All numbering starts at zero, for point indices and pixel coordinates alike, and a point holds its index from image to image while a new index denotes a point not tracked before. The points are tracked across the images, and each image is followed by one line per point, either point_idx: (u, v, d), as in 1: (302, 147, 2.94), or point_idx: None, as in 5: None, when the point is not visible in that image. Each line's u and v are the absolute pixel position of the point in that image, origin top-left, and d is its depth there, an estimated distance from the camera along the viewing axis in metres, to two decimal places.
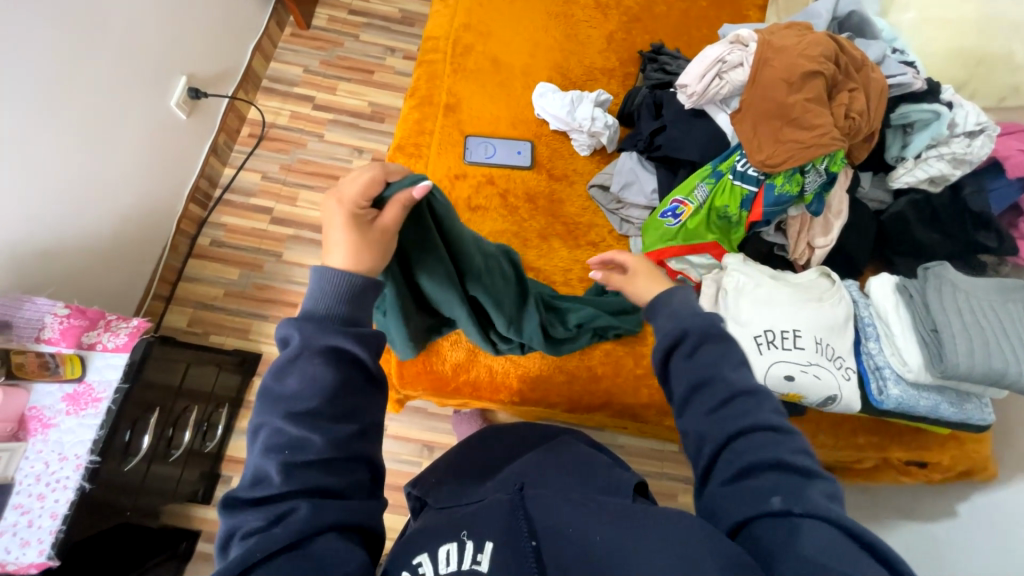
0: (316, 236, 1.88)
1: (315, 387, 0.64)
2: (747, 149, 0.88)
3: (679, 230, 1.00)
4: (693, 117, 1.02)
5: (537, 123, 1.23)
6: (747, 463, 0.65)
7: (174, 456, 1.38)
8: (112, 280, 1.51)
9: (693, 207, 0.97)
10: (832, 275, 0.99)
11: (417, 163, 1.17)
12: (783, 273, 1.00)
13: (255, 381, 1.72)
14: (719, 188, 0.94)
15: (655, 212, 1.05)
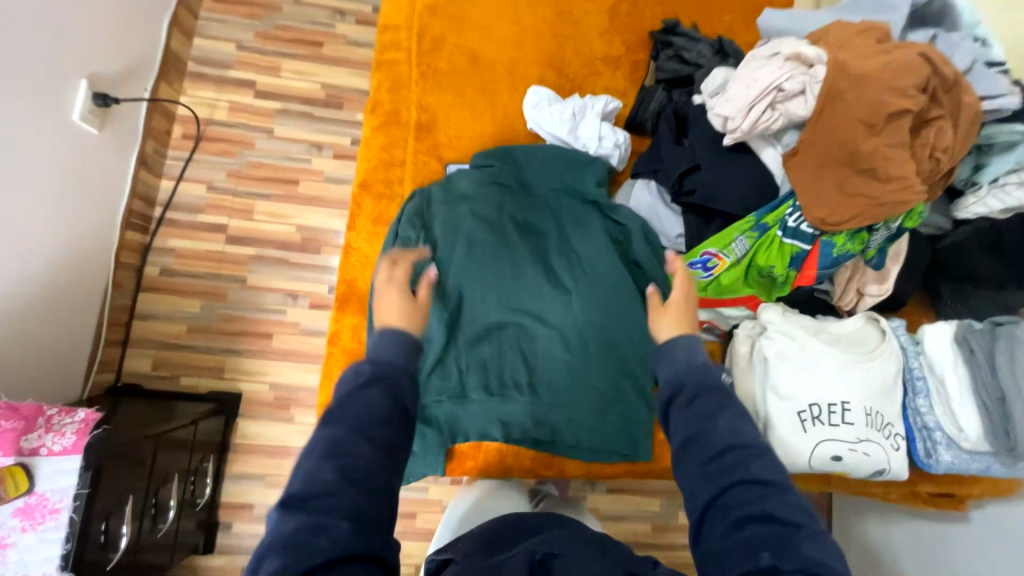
0: (281, 253, 1.66)
1: (351, 420, 0.61)
2: (802, 204, 0.88)
3: (709, 283, 0.96)
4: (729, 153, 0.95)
5: (530, 140, 1.05)
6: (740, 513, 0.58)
7: (162, 529, 1.27)
8: (56, 341, 1.31)
9: (727, 260, 0.94)
10: (881, 322, 0.89)
11: (389, 205, 0.98)
12: (827, 324, 0.88)
13: (239, 421, 1.58)
14: (762, 242, 0.93)
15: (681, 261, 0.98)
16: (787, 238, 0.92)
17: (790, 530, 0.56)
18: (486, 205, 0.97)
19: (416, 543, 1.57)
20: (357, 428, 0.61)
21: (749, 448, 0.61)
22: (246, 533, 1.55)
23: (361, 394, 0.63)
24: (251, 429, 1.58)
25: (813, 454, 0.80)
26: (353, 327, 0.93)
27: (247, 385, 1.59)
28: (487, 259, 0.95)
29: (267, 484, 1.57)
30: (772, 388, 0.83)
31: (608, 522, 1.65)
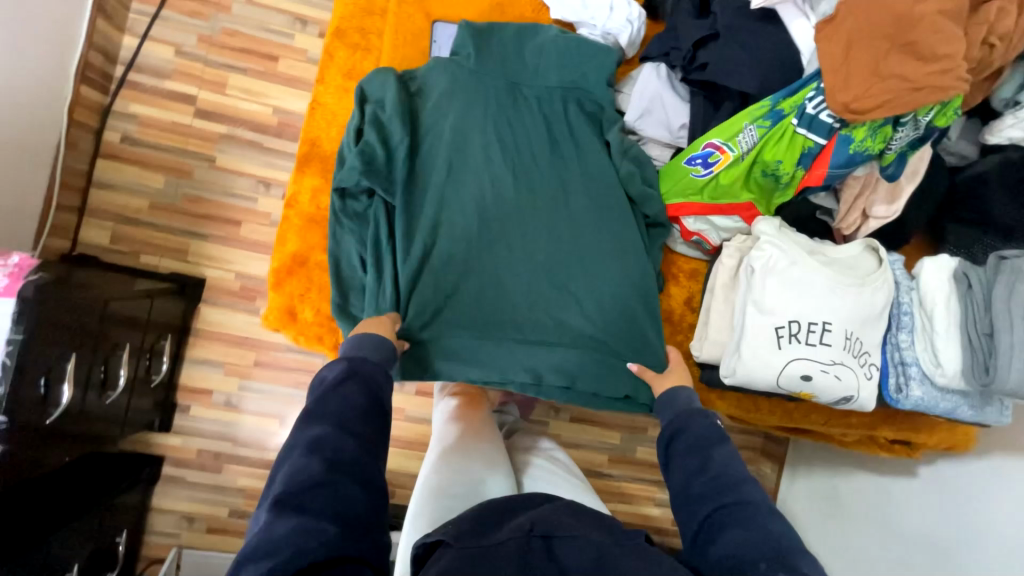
0: (255, 136, 1.53)
1: (330, 415, 0.65)
2: (827, 88, 0.77)
3: (707, 183, 0.87)
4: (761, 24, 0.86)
5: (534, 6, 0.91)
6: (726, 525, 0.61)
7: (111, 398, 1.24)
8: (4, 192, 1.20)
9: (732, 156, 0.83)
10: (880, 251, 0.83)
11: (363, 59, 0.86)
12: (822, 247, 0.82)
13: (201, 307, 1.52)
14: (773, 132, 0.82)
15: (679, 155, 0.89)
16: (801, 128, 0.81)
17: (778, 540, 0.58)
18: (465, 90, 0.84)
19: None
20: (336, 425, 0.64)
21: (736, 477, 0.66)
22: (204, 418, 1.54)
23: (336, 392, 0.68)
24: (214, 317, 1.53)
25: (783, 373, 0.76)
26: (313, 189, 0.85)
27: (212, 272, 1.52)
28: (474, 156, 0.83)
29: (228, 373, 1.54)
30: (754, 301, 0.78)
31: (566, 447, 1.68)
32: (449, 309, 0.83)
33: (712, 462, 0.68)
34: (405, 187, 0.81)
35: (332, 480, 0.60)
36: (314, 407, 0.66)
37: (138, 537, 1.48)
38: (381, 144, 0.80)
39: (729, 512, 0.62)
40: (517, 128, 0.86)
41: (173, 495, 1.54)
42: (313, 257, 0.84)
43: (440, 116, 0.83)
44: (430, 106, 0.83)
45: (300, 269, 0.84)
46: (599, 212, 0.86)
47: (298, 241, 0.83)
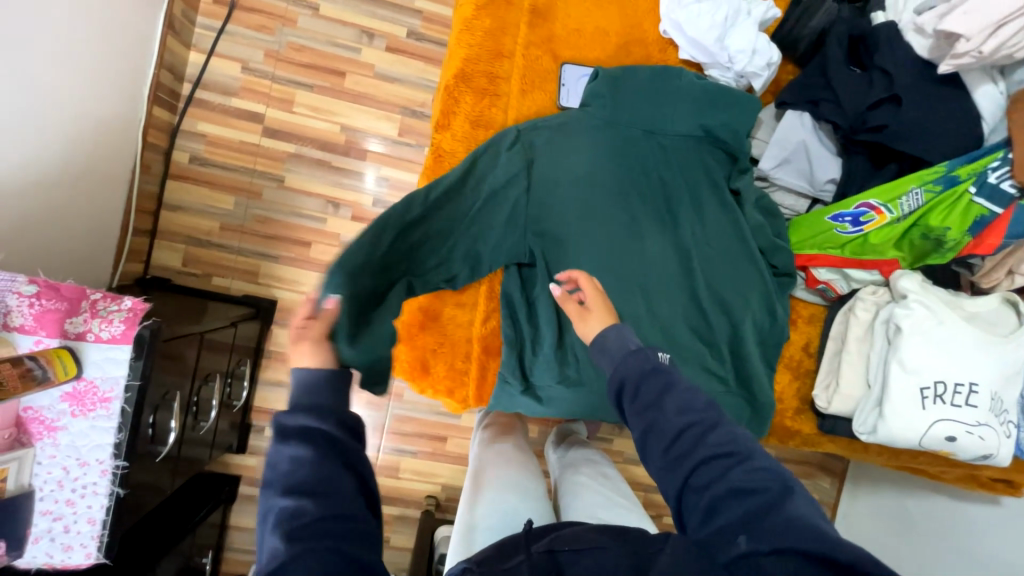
0: (323, 155, 1.50)
1: (290, 483, 0.54)
2: (1016, 161, 0.82)
3: (852, 239, 0.93)
4: (920, 81, 0.86)
5: (660, 45, 0.89)
6: (712, 497, 0.56)
7: (203, 427, 1.25)
8: (83, 222, 1.18)
9: (888, 217, 0.89)
10: (1019, 306, 0.92)
11: (491, 105, 0.84)
12: (962, 301, 0.90)
13: (274, 328, 1.52)
14: (942, 198, 0.88)
15: (820, 209, 0.94)
16: (979, 197, 0.86)
17: (755, 503, 0.55)
18: (599, 138, 0.83)
19: (445, 464, 1.61)
20: (292, 490, 0.53)
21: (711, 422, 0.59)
22: None
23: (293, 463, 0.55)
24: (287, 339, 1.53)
25: (926, 434, 0.85)
26: None
27: (283, 294, 1.52)
28: (607, 206, 0.83)
29: None
30: (897, 360, 0.87)
31: (630, 464, 1.70)
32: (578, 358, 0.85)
33: (671, 420, 0.61)
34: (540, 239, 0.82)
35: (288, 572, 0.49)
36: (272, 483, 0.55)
37: (220, 554, 1.52)
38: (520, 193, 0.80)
39: (704, 473, 0.57)
40: (648, 174, 0.84)
41: (249, 511, 1.57)
42: (444, 312, 0.86)
43: (574, 165, 0.83)
44: (564, 154, 0.82)
45: (431, 325, 0.86)
46: (727, 265, 0.86)
47: (428, 296, 0.85)
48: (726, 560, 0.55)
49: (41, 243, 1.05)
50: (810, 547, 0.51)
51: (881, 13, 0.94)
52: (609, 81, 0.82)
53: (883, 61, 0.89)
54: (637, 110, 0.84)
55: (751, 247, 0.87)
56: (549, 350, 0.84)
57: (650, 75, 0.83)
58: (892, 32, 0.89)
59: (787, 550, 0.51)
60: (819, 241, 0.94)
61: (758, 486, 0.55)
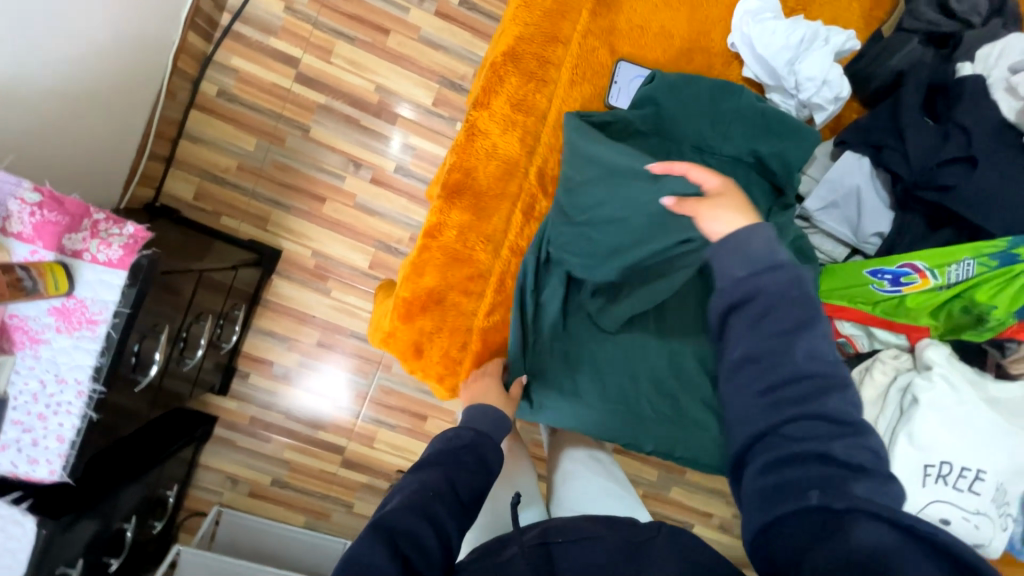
0: (352, 112, 1.46)
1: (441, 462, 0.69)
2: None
3: (888, 299, 0.90)
4: (996, 148, 0.81)
5: (725, 58, 0.85)
6: (796, 449, 0.58)
7: (188, 365, 1.23)
8: (99, 138, 1.15)
9: (930, 283, 0.85)
10: None
11: (536, 91, 0.79)
12: (987, 382, 0.86)
13: (275, 279, 1.50)
14: (994, 274, 0.81)
15: (859, 261, 0.92)
16: None
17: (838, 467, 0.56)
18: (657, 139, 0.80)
19: (421, 443, 1.60)
20: (448, 475, 0.67)
21: (836, 381, 0.58)
22: (263, 387, 1.55)
23: (455, 455, 0.71)
24: (286, 291, 1.51)
25: (919, 512, 0.83)
26: (460, 225, 0.80)
27: (289, 245, 1.49)
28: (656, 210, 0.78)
29: (290, 347, 1.54)
30: (906, 431, 0.84)
31: None
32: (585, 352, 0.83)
33: (787, 369, 0.59)
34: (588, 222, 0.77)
35: (413, 524, 0.60)
36: (429, 458, 0.70)
37: (185, 490, 1.52)
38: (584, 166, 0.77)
39: (794, 429, 0.58)
40: None
41: (220, 454, 1.57)
42: (450, 296, 0.81)
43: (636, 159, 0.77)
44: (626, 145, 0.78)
45: (434, 307, 0.82)
46: None
47: (435, 277, 0.81)
48: (763, 520, 0.58)
49: (56, 152, 1.02)
50: (882, 512, 0.53)
51: (968, 64, 0.88)
52: (666, 87, 0.78)
53: (964, 118, 0.84)
54: (690, 122, 0.80)
55: None
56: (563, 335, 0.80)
57: (712, 89, 0.79)
58: (978, 88, 0.84)
59: (860, 511, 0.54)
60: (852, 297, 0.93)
61: (854, 461, 0.56)
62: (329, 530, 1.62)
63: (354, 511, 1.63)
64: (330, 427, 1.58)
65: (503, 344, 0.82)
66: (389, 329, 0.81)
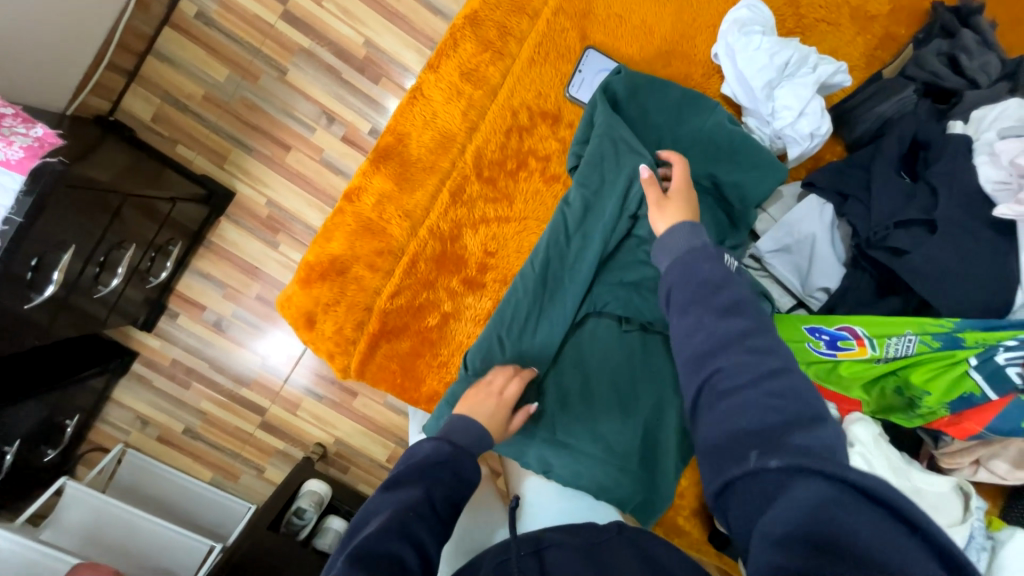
0: (336, 63, 1.37)
1: (414, 482, 0.59)
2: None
3: (822, 361, 0.81)
4: (981, 221, 0.74)
5: (706, 69, 0.81)
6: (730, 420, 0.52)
7: (102, 293, 1.15)
8: (60, 41, 1.04)
9: (867, 352, 0.76)
10: (969, 496, 0.79)
11: (490, 62, 0.76)
12: (910, 470, 0.79)
13: (222, 221, 1.42)
14: (934, 356, 0.74)
15: (801, 315, 0.83)
16: (976, 372, 0.72)
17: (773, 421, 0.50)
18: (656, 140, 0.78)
19: (346, 419, 1.53)
20: (430, 491, 0.59)
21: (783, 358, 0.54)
22: (189, 330, 1.47)
23: (438, 469, 0.61)
24: (231, 236, 1.43)
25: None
26: (380, 193, 0.75)
27: (244, 189, 1.41)
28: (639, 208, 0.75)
29: (226, 295, 1.46)
30: None
31: None
32: (539, 340, 0.74)
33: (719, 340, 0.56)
34: (583, 199, 0.73)
35: (399, 545, 0.53)
36: (405, 473, 0.60)
37: (89, 421, 1.45)
38: (598, 133, 0.73)
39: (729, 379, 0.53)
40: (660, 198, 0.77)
41: (134, 391, 1.50)
42: (354, 268, 0.75)
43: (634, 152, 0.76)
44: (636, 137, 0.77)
45: (335, 277, 0.75)
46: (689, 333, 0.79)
47: (342, 244, 0.75)
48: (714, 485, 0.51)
49: None
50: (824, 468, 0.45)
51: (960, 123, 0.80)
52: (630, 84, 0.75)
53: (937, 179, 0.77)
54: (647, 131, 0.78)
55: None
56: (523, 309, 0.73)
57: (678, 101, 0.77)
58: (963, 147, 0.77)
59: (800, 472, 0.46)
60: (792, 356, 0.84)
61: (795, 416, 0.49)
62: (236, 490, 1.55)
63: (264, 475, 1.56)
64: (254, 386, 1.51)
65: (407, 327, 0.75)
66: (287, 290, 0.75)
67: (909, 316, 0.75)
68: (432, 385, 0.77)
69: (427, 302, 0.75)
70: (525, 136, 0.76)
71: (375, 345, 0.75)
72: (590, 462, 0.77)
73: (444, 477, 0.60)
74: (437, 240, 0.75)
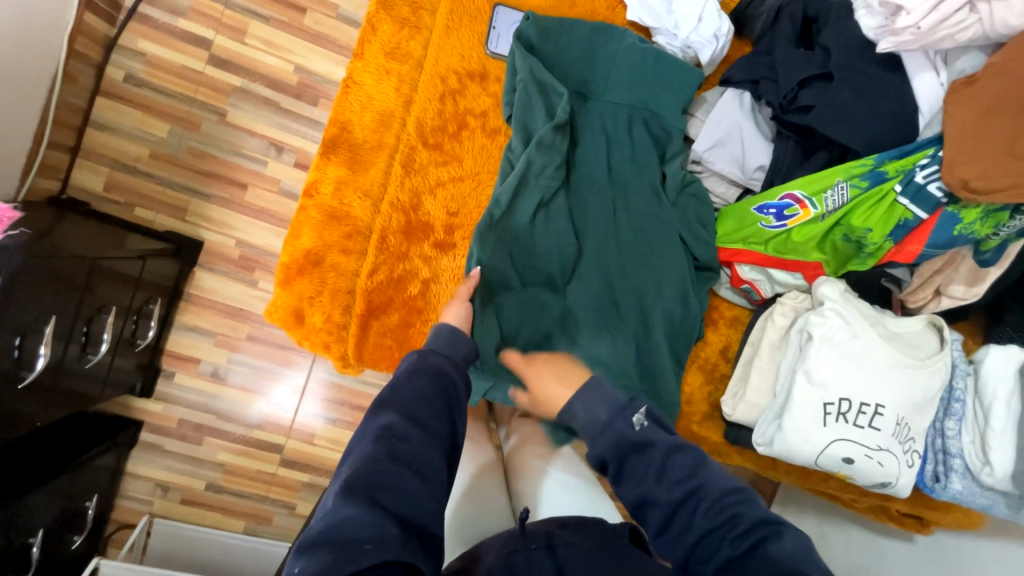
0: (270, 93, 1.40)
1: (401, 403, 0.60)
2: (945, 161, 0.76)
3: (776, 235, 0.88)
4: (884, 76, 0.82)
5: (609, 3, 0.91)
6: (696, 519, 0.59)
7: (92, 363, 1.14)
8: None
9: (812, 212, 0.84)
10: (942, 328, 0.90)
11: (410, 38, 0.83)
12: (882, 317, 0.89)
13: (197, 271, 1.43)
14: (867, 196, 0.82)
15: (749, 200, 0.90)
16: (903, 198, 0.81)
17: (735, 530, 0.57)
18: (575, 73, 0.86)
19: None
20: (406, 413, 0.59)
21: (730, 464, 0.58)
22: (189, 385, 1.48)
23: (409, 384, 0.62)
24: (209, 283, 1.44)
25: (823, 451, 0.84)
26: (336, 180, 0.81)
27: (210, 235, 1.42)
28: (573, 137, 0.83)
29: (218, 343, 1.47)
30: (804, 370, 0.85)
31: None
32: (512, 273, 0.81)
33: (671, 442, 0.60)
34: (522, 137, 0.81)
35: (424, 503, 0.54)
36: (387, 394, 0.61)
37: (109, 500, 1.43)
38: (522, 73, 0.80)
39: (707, 543, 0.58)
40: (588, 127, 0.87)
41: (149, 460, 1.49)
42: (329, 256, 0.80)
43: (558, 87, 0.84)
44: (558, 74, 0.85)
45: (312, 270, 0.80)
46: (647, 243, 0.87)
47: (312, 237, 0.80)
48: None
49: None
50: None
51: None
52: (540, 29, 0.83)
53: (826, 39, 0.85)
54: (566, 68, 0.85)
55: (667, 224, 0.87)
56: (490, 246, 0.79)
57: (587, 35, 0.85)
58: (844, 7, 0.85)
59: None
60: (751, 243, 0.92)
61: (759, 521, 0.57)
62: (273, 534, 1.54)
63: (297, 512, 1.55)
64: (266, 425, 1.51)
65: (391, 299, 0.80)
66: (270, 293, 0.79)
67: (835, 166, 0.83)
68: None
69: (406, 272, 0.81)
70: (458, 99, 0.84)
71: (365, 322, 0.80)
72: None
73: (426, 389, 0.62)
74: (400, 211, 0.81)
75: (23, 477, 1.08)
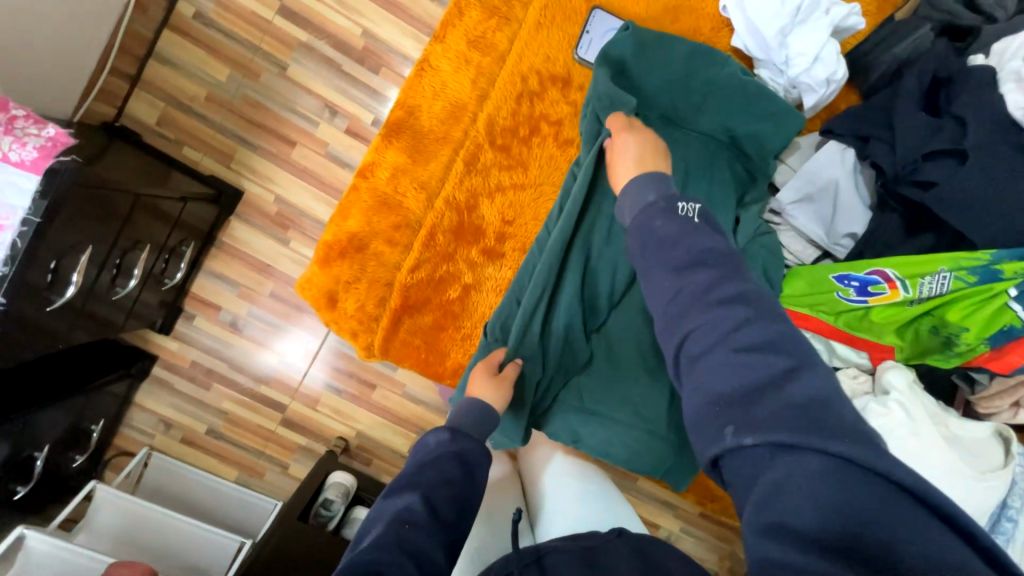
0: (333, 54, 1.37)
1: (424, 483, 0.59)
2: None
3: (853, 309, 0.85)
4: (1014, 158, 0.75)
5: (715, 23, 0.87)
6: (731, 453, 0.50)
7: (119, 296, 1.15)
8: (66, 46, 1.04)
9: (901, 295, 0.81)
10: (1010, 441, 0.87)
11: (496, 29, 0.79)
12: (947, 418, 0.86)
13: (233, 221, 1.43)
14: (970, 292, 0.78)
15: (827, 267, 0.87)
16: (1015, 302, 0.76)
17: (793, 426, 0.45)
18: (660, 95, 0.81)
19: (364, 412, 1.53)
20: (425, 495, 0.58)
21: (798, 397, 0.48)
22: (206, 331, 1.48)
23: (432, 466, 0.61)
24: (243, 235, 1.43)
25: None
26: (394, 167, 0.79)
27: (251, 186, 1.41)
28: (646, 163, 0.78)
29: (240, 294, 1.47)
30: None
31: None
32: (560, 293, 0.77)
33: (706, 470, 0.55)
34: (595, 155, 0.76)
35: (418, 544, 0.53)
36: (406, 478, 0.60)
37: (114, 427, 1.46)
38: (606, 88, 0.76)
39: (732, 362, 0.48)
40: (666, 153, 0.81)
41: (156, 395, 1.51)
42: (372, 244, 0.78)
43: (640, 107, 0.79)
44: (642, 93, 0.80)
45: (354, 254, 0.79)
46: None
47: (360, 221, 0.78)
48: None
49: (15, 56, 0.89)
50: None
51: (981, 56, 0.85)
52: (637, 42, 0.78)
53: (963, 108, 0.80)
54: (654, 86, 0.81)
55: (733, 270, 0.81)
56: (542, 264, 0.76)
57: (683, 56, 0.80)
58: (987, 78, 0.80)
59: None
60: (818, 312, 0.88)
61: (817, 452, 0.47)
62: (261, 488, 1.56)
63: (288, 472, 1.56)
64: (274, 382, 1.52)
65: (426, 298, 0.79)
66: (307, 271, 0.78)
67: (943, 253, 0.79)
68: (456, 358, 0.80)
69: (447, 274, 0.79)
70: (536, 101, 0.80)
71: (397, 317, 0.78)
72: (618, 427, 0.80)
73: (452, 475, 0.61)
74: (453, 211, 0.78)
75: (38, 394, 1.10)
